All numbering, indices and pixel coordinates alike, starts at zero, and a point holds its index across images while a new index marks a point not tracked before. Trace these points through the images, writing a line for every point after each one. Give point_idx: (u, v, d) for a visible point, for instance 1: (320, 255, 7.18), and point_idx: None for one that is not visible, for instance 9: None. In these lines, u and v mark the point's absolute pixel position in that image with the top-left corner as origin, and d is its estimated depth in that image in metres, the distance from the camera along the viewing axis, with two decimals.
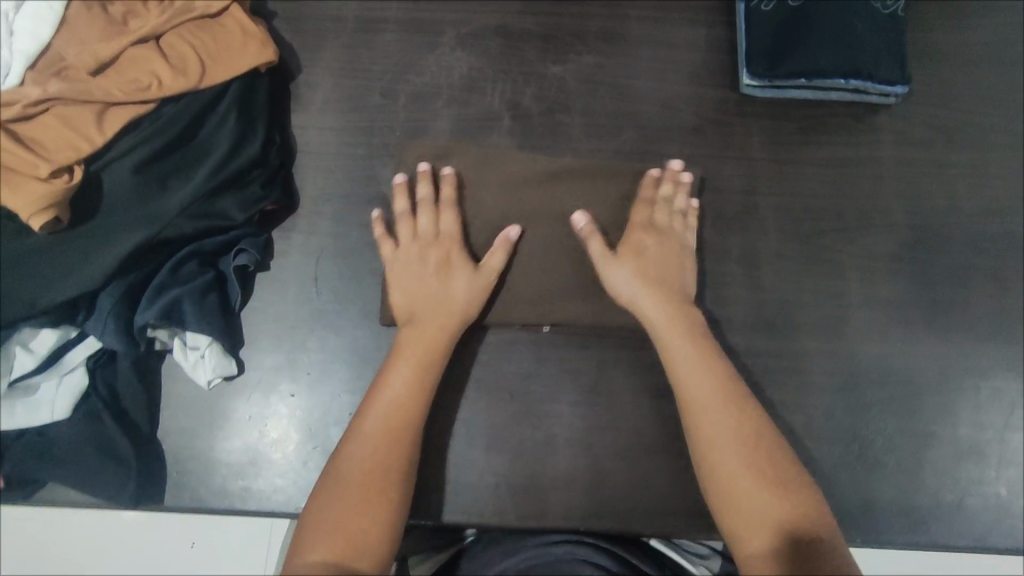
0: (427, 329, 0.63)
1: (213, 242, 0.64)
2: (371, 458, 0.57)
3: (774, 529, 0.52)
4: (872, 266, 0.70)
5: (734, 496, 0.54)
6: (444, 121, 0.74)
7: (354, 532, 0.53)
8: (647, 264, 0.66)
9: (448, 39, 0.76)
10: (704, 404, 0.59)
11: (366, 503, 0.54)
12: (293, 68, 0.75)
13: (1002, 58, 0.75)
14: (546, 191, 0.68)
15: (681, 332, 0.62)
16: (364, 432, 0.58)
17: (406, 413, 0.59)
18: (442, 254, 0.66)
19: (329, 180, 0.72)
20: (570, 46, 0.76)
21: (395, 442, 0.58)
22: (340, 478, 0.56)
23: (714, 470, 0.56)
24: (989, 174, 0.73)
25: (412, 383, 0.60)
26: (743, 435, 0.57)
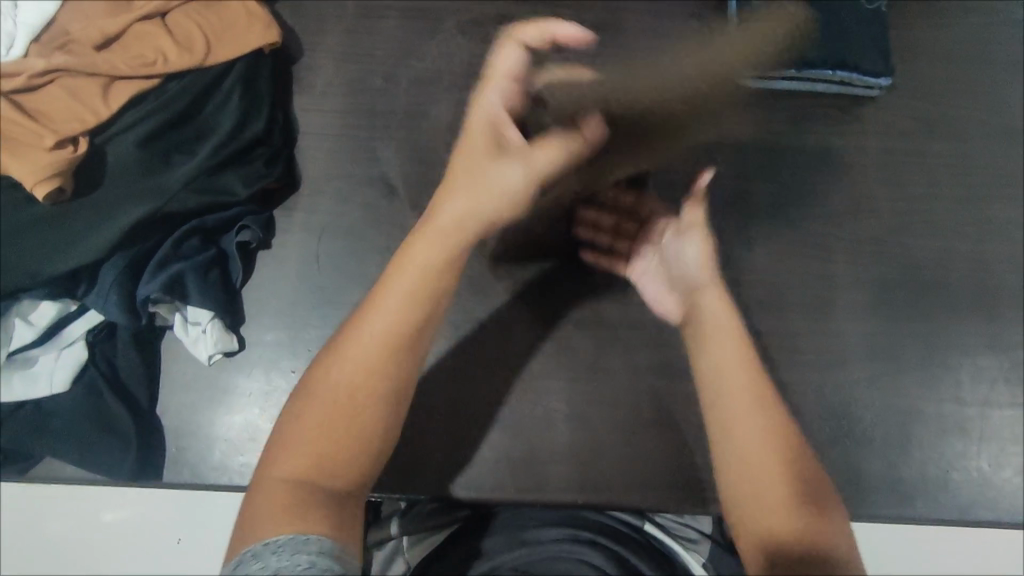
0: (441, 235, 0.56)
1: (215, 219, 0.64)
2: (355, 380, 0.50)
3: (790, 520, 0.49)
4: (859, 248, 0.73)
5: (751, 488, 0.51)
6: (444, 106, 0.75)
7: (336, 441, 0.49)
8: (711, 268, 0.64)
9: (449, 26, 0.78)
10: (739, 403, 0.55)
11: (354, 417, 0.50)
12: (295, 51, 0.76)
13: (978, 53, 0.79)
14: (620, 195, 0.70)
15: (721, 327, 0.59)
16: (367, 332, 0.52)
17: (404, 337, 0.52)
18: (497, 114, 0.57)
19: (330, 160, 0.73)
20: None
21: (399, 356, 0.52)
22: (313, 396, 0.50)
23: (736, 466, 0.52)
24: (968, 163, 0.76)
25: (430, 276, 0.54)
26: (769, 437, 0.53)
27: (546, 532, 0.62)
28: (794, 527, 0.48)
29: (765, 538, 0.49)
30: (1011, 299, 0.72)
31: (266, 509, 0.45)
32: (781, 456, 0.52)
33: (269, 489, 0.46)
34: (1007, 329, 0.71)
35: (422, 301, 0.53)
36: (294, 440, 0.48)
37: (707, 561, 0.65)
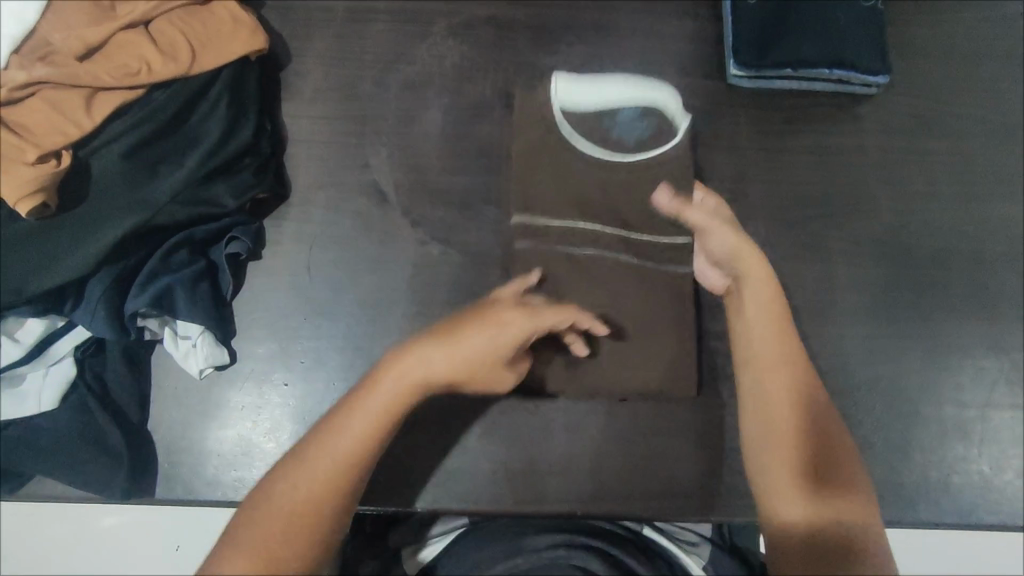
0: (406, 373, 0.57)
1: (204, 230, 0.64)
2: (303, 496, 0.53)
3: (802, 501, 0.57)
4: (857, 250, 0.72)
5: (775, 464, 0.59)
6: (436, 111, 0.74)
7: (276, 557, 0.51)
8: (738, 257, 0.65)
9: (438, 29, 0.77)
10: (770, 389, 0.61)
11: (297, 532, 0.52)
12: (283, 58, 0.75)
13: (974, 49, 0.78)
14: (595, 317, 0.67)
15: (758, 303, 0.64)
16: (326, 452, 0.54)
17: (356, 465, 0.55)
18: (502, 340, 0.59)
19: (320, 168, 0.72)
20: (560, 37, 0.78)
21: (349, 479, 0.55)
22: (263, 511, 0.52)
23: (770, 434, 0.60)
24: (965, 161, 0.75)
25: (384, 417, 0.56)
26: (796, 418, 0.60)
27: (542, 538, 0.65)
28: (812, 500, 0.56)
29: (781, 509, 0.57)
30: (1010, 299, 0.71)
31: None
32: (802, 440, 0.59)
33: None
34: (1007, 329, 0.71)
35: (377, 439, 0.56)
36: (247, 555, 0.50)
37: (708, 563, 0.70)
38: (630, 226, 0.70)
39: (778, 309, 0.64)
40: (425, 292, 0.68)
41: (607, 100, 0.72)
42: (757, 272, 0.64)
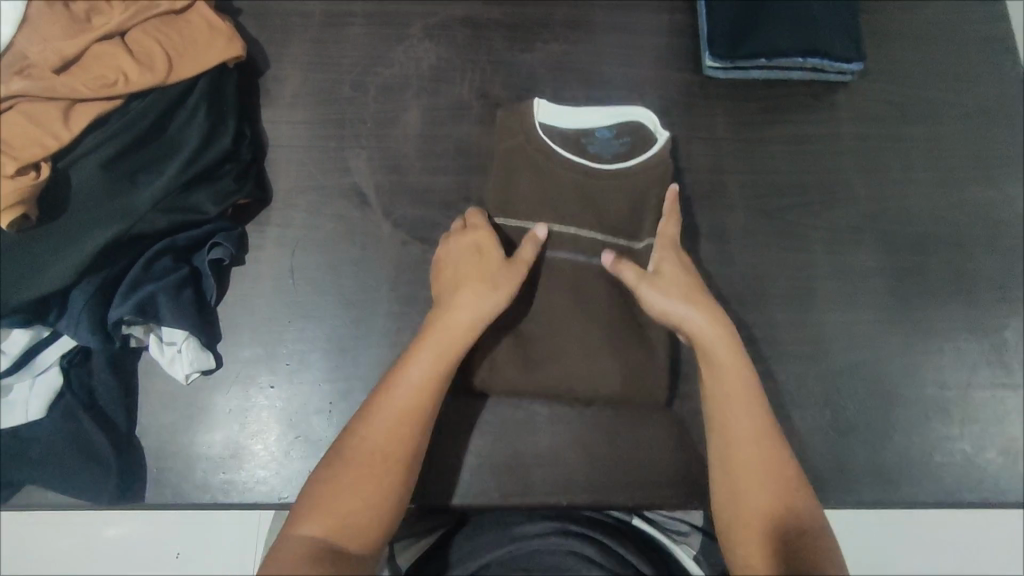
0: (451, 324, 0.59)
1: (186, 237, 0.65)
2: (374, 445, 0.54)
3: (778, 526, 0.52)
4: (836, 237, 0.73)
5: (744, 488, 0.54)
6: (415, 112, 0.75)
7: (351, 508, 0.51)
8: (674, 291, 0.62)
9: (415, 31, 0.78)
10: (737, 412, 0.57)
11: (368, 482, 0.53)
12: (262, 64, 0.76)
13: (941, 35, 0.80)
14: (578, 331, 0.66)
15: (712, 336, 0.59)
16: (386, 405, 0.56)
17: (421, 413, 0.56)
18: (467, 245, 0.64)
19: (301, 171, 0.72)
20: (536, 34, 0.79)
21: (412, 425, 0.55)
22: (339, 465, 0.53)
23: (730, 475, 0.55)
24: (941, 145, 0.76)
25: (435, 364, 0.58)
26: (761, 439, 0.56)
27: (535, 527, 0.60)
28: (777, 545, 0.51)
29: (753, 537, 0.52)
30: (987, 281, 0.72)
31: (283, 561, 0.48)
32: (773, 465, 0.55)
33: (289, 548, 0.49)
34: (986, 309, 0.71)
35: (435, 386, 0.57)
36: (320, 509, 0.51)
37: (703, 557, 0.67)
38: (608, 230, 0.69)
39: (735, 353, 0.59)
40: (408, 291, 0.68)
41: (589, 125, 0.70)
42: (704, 331, 0.60)
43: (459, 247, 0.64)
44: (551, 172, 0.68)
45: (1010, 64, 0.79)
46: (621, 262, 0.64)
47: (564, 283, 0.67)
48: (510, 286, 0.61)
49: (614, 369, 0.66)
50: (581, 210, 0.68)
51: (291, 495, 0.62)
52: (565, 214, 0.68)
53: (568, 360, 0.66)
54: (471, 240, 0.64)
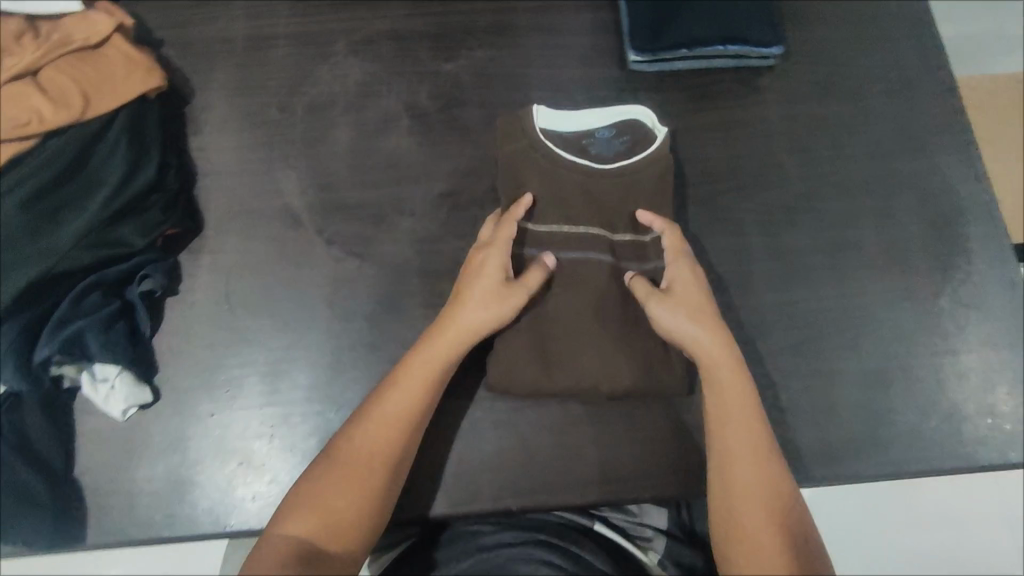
0: (445, 342, 0.61)
1: (115, 271, 0.64)
2: (360, 457, 0.57)
3: (773, 543, 0.54)
4: (770, 220, 0.73)
5: (743, 509, 0.56)
6: (343, 128, 0.75)
7: (330, 514, 0.55)
8: (689, 306, 0.63)
9: (340, 48, 0.79)
10: (740, 434, 0.59)
11: (349, 491, 0.56)
12: (186, 92, 0.76)
13: (859, 12, 0.81)
14: (593, 336, 0.66)
15: (722, 363, 0.61)
16: (375, 419, 0.59)
17: (410, 425, 0.59)
18: (488, 256, 0.64)
19: (231, 196, 0.72)
20: (460, 42, 0.79)
21: (397, 441, 0.58)
22: (325, 472, 0.57)
23: (734, 524, 0.56)
24: (867, 120, 0.77)
25: (424, 381, 0.60)
26: (761, 459, 0.58)
27: (502, 538, 0.67)
28: None
29: (747, 553, 0.54)
30: (921, 250, 0.73)
31: (265, 563, 0.52)
32: (769, 485, 0.57)
33: (270, 550, 0.53)
34: (922, 278, 0.72)
35: (421, 404, 0.60)
36: (302, 512, 0.55)
37: (662, 557, 0.71)
38: (613, 227, 0.69)
39: (750, 402, 0.60)
40: (344, 308, 0.68)
41: (591, 125, 0.70)
42: (703, 359, 0.61)
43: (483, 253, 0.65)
44: (553, 176, 0.68)
45: (930, 35, 0.81)
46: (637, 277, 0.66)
47: (575, 291, 0.67)
48: (505, 312, 0.62)
49: (633, 372, 0.65)
50: (587, 206, 0.68)
51: (236, 523, 0.61)
52: (572, 215, 0.68)
53: (584, 366, 0.65)
54: (487, 257, 0.64)
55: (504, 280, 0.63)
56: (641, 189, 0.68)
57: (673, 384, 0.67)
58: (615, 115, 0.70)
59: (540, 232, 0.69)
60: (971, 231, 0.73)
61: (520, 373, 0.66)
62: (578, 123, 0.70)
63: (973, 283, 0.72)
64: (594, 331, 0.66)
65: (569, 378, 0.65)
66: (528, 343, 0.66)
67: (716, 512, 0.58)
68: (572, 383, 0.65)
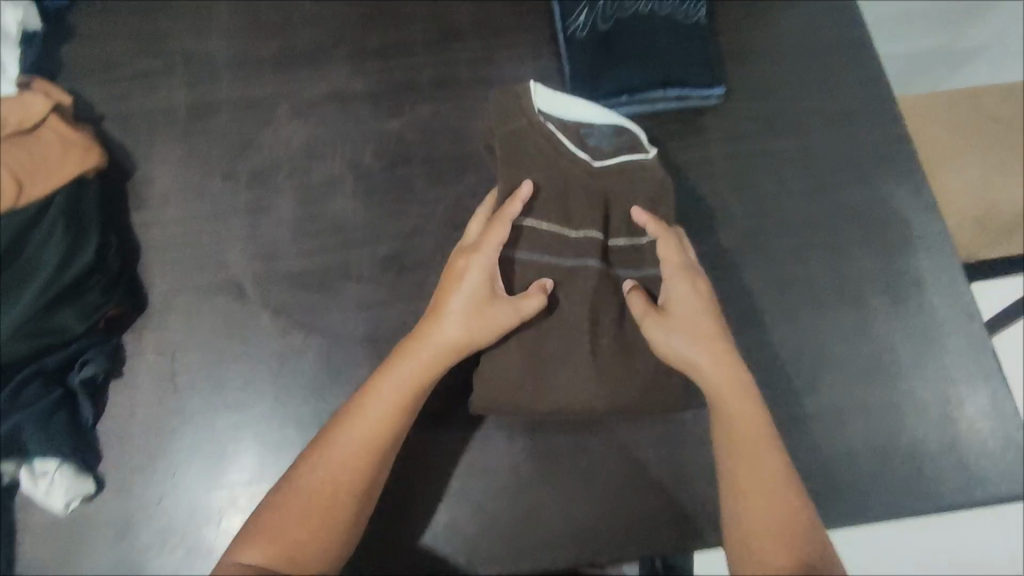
0: (422, 361, 0.61)
1: (55, 360, 0.63)
2: (328, 481, 0.57)
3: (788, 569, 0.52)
4: (720, 262, 0.73)
5: (757, 536, 0.55)
6: (287, 193, 0.75)
7: (292, 540, 0.55)
8: (694, 324, 0.63)
9: (282, 111, 0.78)
10: (750, 458, 0.58)
11: (315, 517, 0.56)
12: (127, 166, 0.75)
13: (798, 46, 0.81)
14: (592, 352, 0.64)
15: (730, 385, 0.61)
16: (348, 443, 0.58)
17: (379, 450, 0.59)
18: (478, 264, 0.63)
19: (174, 271, 0.71)
20: (403, 99, 0.79)
21: (368, 467, 0.58)
22: (293, 496, 0.57)
23: (744, 544, 0.55)
24: (812, 155, 0.77)
25: (397, 404, 0.60)
26: (771, 483, 0.57)
27: None
28: None
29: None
30: (872, 284, 0.72)
31: None
32: (783, 510, 0.56)
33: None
34: (874, 314, 0.71)
35: (395, 427, 0.60)
36: (264, 536, 0.55)
37: None
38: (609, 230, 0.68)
39: (760, 422, 0.59)
40: (287, 383, 0.68)
41: (589, 117, 0.68)
42: (711, 378, 0.61)
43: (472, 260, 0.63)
44: (557, 169, 0.66)
45: (870, 64, 0.81)
46: (635, 290, 0.64)
47: (575, 302, 0.65)
48: (493, 332, 0.62)
49: (633, 388, 0.65)
50: (587, 209, 0.66)
51: None
52: (571, 216, 0.66)
53: (584, 381, 0.64)
54: (477, 268, 0.62)
55: (492, 296, 0.62)
56: (642, 193, 0.67)
57: (674, 397, 0.66)
58: (618, 120, 0.68)
59: (539, 231, 0.66)
60: (922, 262, 0.73)
61: (514, 388, 0.64)
62: (579, 114, 0.68)
63: (924, 316, 0.72)
64: (586, 353, 0.64)
65: (566, 394, 0.64)
66: (517, 356, 0.65)
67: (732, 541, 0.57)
68: (569, 397, 0.64)
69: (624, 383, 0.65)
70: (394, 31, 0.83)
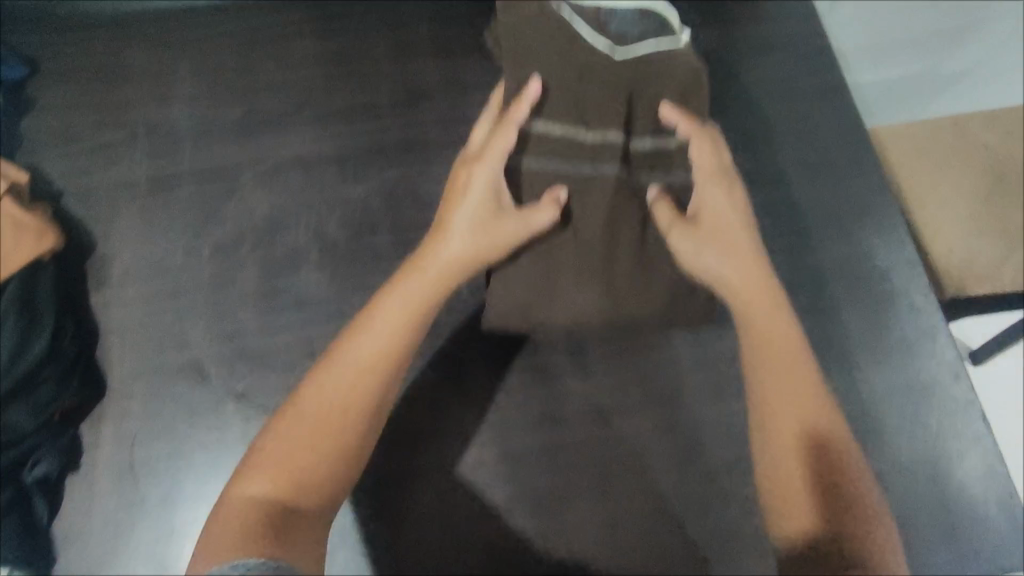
0: (432, 274, 0.62)
1: (5, 458, 0.61)
2: (341, 399, 0.55)
3: (805, 495, 0.54)
4: (696, 328, 0.72)
5: (778, 468, 0.56)
6: (251, 268, 0.72)
7: (302, 469, 0.52)
8: (717, 236, 0.64)
9: (246, 181, 0.77)
10: (779, 383, 0.58)
11: (326, 436, 0.54)
12: (88, 245, 0.73)
13: (771, 98, 0.81)
14: (609, 256, 0.66)
15: (755, 291, 0.62)
16: (360, 356, 0.57)
17: (384, 367, 0.57)
18: (483, 171, 0.63)
19: (135, 355, 0.69)
20: (369, 163, 0.77)
21: (381, 382, 0.57)
22: (303, 415, 0.55)
23: (777, 469, 0.56)
24: (789, 210, 0.75)
25: (407, 317, 0.59)
26: (801, 394, 0.57)
27: None
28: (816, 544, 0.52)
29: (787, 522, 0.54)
30: (854, 346, 0.70)
31: (231, 522, 0.49)
32: (813, 431, 0.56)
33: (238, 505, 0.50)
34: (860, 378, 0.69)
35: (407, 340, 0.58)
36: (271, 458, 0.53)
37: None
38: (633, 125, 0.65)
39: (800, 349, 0.60)
40: None
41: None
42: (737, 286, 0.63)
43: (479, 171, 0.63)
44: (573, 61, 0.62)
45: (842, 114, 0.81)
46: (660, 199, 0.65)
47: (589, 203, 0.65)
48: (503, 240, 0.62)
49: (648, 298, 0.68)
50: (608, 107, 0.63)
51: None
52: (588, 114, 0.64)
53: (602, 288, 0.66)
54: (482, 178, 0.63)
55: (500, 207, 0.63)
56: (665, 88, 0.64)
57: (693, 309, 0.69)
58: (643, 1, 0.62)
59: (550, 135, 0.64)
60: (900, 324, 0.71)
61: (528, 292, 0.67)
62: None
63: (908, 380, 0.69)
64: (602, 267, 0.66)
65: (582, 293, 0.66)
66: (530, 270, 0.66)
67: (757, 460, 0.58)
68: (586, 304, 0.66)
69: (634, 295, 0.67)
70: (359, 94, 0.81)
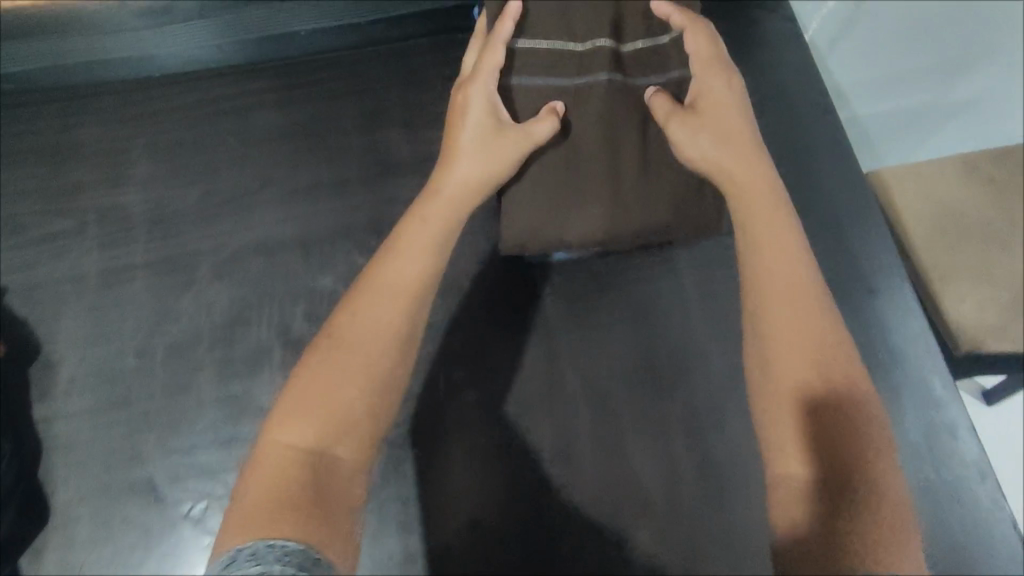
0: (452, 193, 0.55)
1: None
2: (370, 329, 0.47)
3: (807, 439, 0.43)
4: (696, 420, 0.65)
5: (784, 415, 0.45)
6: (209, 369, 0.67)
7: (336, 412, 0.44)
8: (717, 125, 0.56)
9: (204, 272, 0.71)
10: (794, 290, 0.48)
11: (355, 370, 0.45)
12: (31, 350, 0.68)
13: None
14: (606, 166, 0.62)
15: (754, 184, 0.54)
16: (383, 280, 0.49)
17: (410, 296, 0.49)
18: (483, 89, 0.58)
19: (81, 474, 0.63)
20: (337, 247, 0.72)
21: (413, 305, 0.49)
22: (327, 353, 0.46)
23: (776, 396, 0.45)
24: None
25: (432, 238, 0.52)
26: (810, 312, 0.47)
27: None
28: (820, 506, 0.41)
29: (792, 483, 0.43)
30: None
31: (266, 484, 0.40)
32: (823, 356, 0.46)
33: (274, 460, 0.42)
34: None
35: (436, 258, 0.51)
36: (297, 404, 0.44)
37: None
38: (620, 35, 0.63)
39: (790, 232, 0.51)
40: None
41: None
42: (747, 178, 0.54)
43: (476, 89, 0.58)
44: None
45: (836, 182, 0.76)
46: (657, 93, 0.60)
47: (581, 111, 0.62)
48: (519, 148, 0.56)
49: (652, 213, 0.62)
50: (591, 18, 0.62)
51: None
52: (571, 26, 0.62)
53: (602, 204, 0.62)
54: (478, 94, 0.58)
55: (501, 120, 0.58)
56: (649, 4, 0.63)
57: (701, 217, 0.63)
58: None
59: (536, 48, 0.61)
60: (912, 418, 0.65)
61: (531, 209, 0.62)
62: None
63: (927, 482, 0.63)
64: (599, 188, 0.62)
65: (584, 210, 0.62)
66: (539, 186, 0.62)
67: (754, 388, 0.47)
68: (586, 214, 0.62)
69: (635, 208, 0.62)
70: (325, 170, 0.76)
